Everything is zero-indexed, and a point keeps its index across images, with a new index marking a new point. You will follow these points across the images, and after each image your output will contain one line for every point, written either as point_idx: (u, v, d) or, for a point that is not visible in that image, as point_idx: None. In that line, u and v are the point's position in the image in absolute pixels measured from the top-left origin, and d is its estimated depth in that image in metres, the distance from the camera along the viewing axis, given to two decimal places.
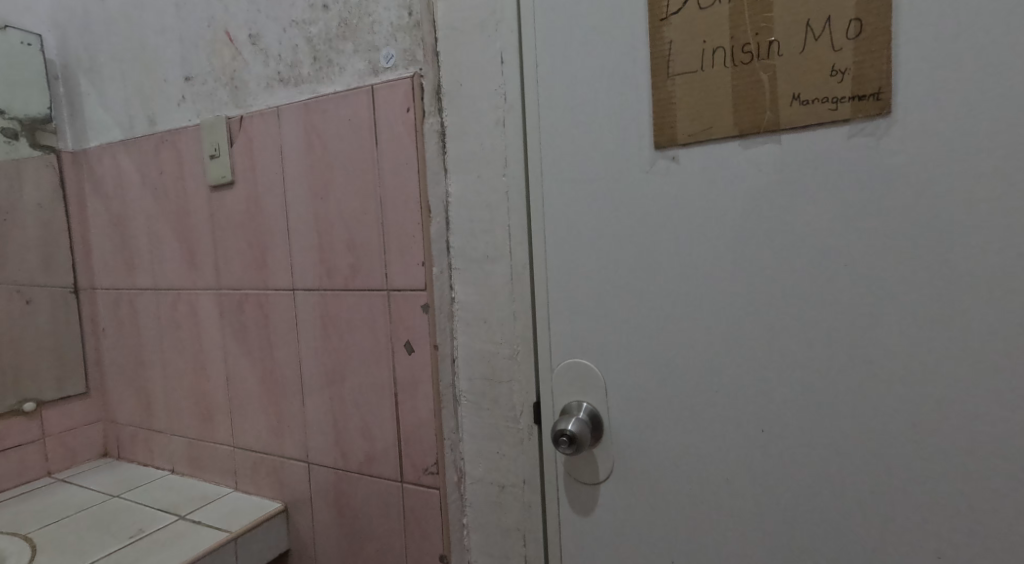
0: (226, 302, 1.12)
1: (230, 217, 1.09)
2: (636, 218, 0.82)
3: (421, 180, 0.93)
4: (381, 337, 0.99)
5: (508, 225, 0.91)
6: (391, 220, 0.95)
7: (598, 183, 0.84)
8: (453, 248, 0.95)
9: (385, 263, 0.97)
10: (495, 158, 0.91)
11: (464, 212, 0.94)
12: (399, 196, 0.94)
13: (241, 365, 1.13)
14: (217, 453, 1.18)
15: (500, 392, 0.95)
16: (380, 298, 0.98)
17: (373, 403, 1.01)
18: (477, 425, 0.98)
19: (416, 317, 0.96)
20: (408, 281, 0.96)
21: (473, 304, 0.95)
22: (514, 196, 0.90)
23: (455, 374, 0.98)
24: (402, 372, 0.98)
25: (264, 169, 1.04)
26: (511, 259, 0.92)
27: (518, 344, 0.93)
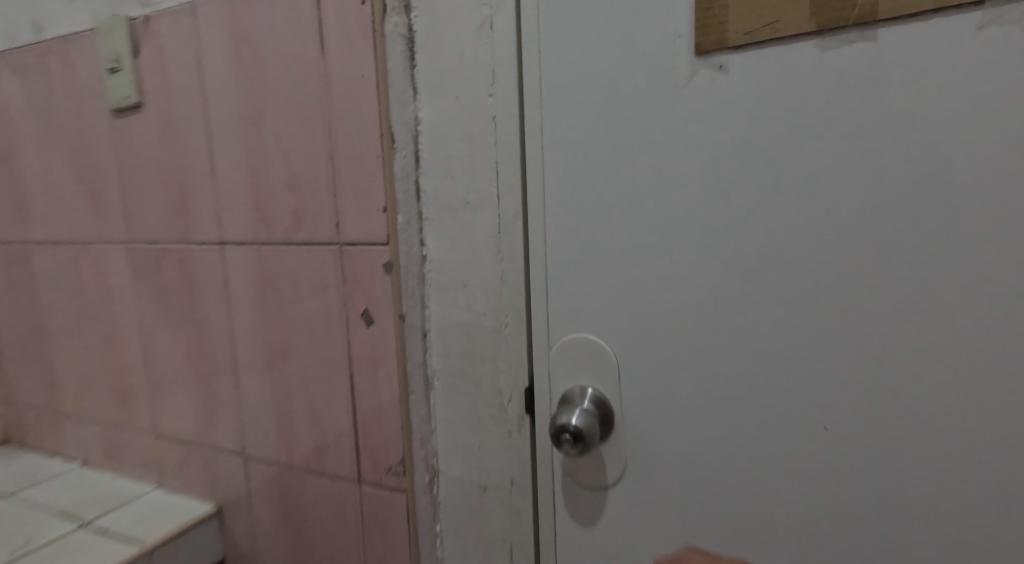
0: (138, 258, 0.90)
1: (140, 151, 0.86)
2: (664, 148, 0.62)
3: (382, 101, 0.71)
4: (333, 305, 0.78)
5: (495, 162, 0.71)
6: (343, 154, 0.73)
7: (616, 100, 0.63)
8: (423, 192, 0.75)
9: (337, 209, 0.75)
10: (478, 73, 0.70)
11: (437, 144, 0.73)
12: (353, 122, 0.72)
13: (159, 337, 0.92)
14: (136, 442, 0.98)
15: (482, 373, 0.77)
16: (330, 254, 0.76)
17: (323, 387, 0.80)
18: (453, 413, 0.79)
19: (376, 279, 0.75)
20: (363, 233, 0.74)
21: (448, 262, 0.76)
22: (504, 122, 0.70)
23: (427, 351, 0.78)
24: (359, 349, 0.78)
25: (179, 88, 0.81)
26: (499, 205, 0.72)
27: (506, 314, 0.74)
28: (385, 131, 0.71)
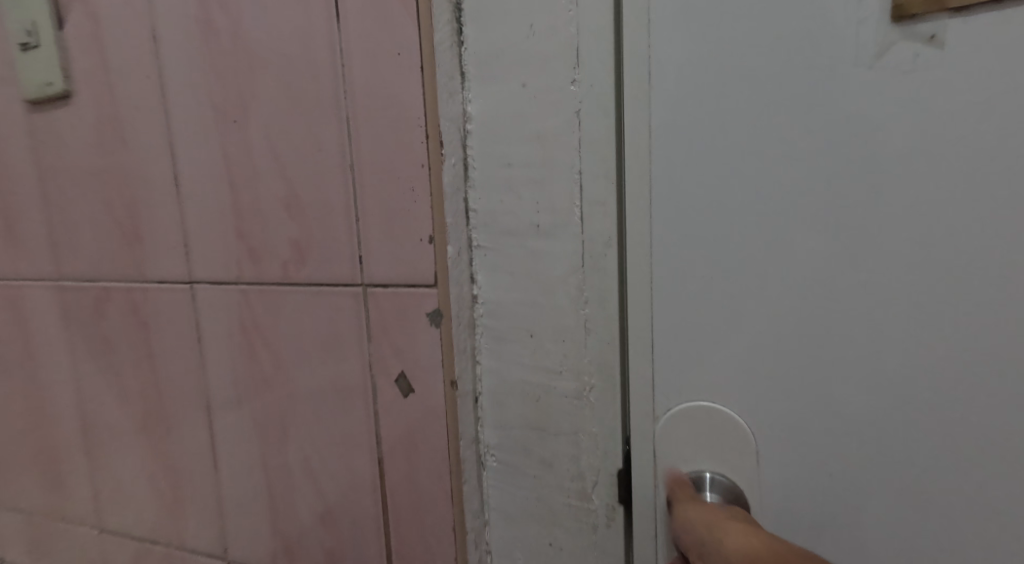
0: (72, 300, 0.67)
1: (71, 156, 0.63)
2: (842, 152, 0.44)
3: (429, 87, 0.49)
4: (353, 369, 0.57)
5: (577, 172, 0.52)
6: (366, 161, 0.52)
7: (767, 88, 0.45)
8: (472, 212, 0.57)
9: (360, 238, 0.53)
10: (554, 51, 0.51)
11: (492, 149, 0.55)
12: (382, 117, 0.50)
13: (103, 403, 0.69)
14: (74, 538, 0.75)
15: (556, 449, 0.58)
16: (350, 300, 0.55)
17: (340, 475, 0.59)
18: (512, 499, 0.61)
19: (417, 332, 0.54)
20: (398, 272, 0.53)
21: (506, 305, 0.57)
22: (591, 118, 0.51)
23: (479, 418, 0.61)
24: (391, 426, 0.56)
25: (123, 69, 0.59)
26: (583, 231, 0.53)
27: (591, 375, 0.56)
28: (433, 130, 0.50)
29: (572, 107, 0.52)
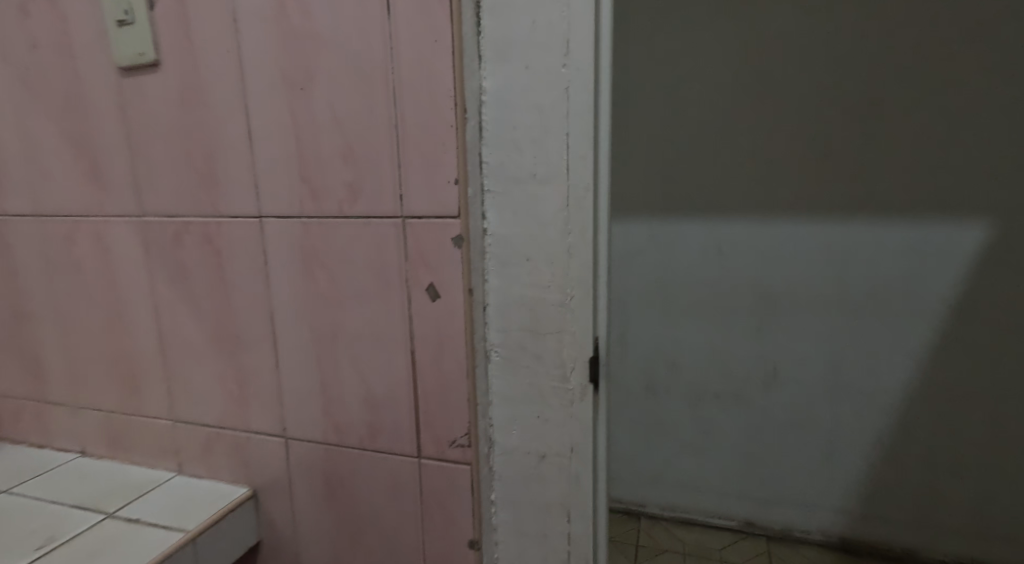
0: (154, 232, 0.83)
1: (156, 114, 0.78)
2: None
3: (457, 67, 0.66)
4: (393, 282, 0.74)
5: (566, 134, 0.71)
6: (409, 122, 0.69)
7: None
8: (485, 163, 0.75)
9: (401, 181, 0.71)
10: (550, 42, 0.69)
11: (502, 114, 0.73)
12: (422, 88, 0.67)
13: (177, 316, 0.85)
14: (148, 428, 0.91)
15: (544, 345, 0.78)
16: (391, 228, 0.72)
17: (380, 364, 0.78)
18: (510, 384, 0.81)
19: (444, 253, 0.72)
20: (431, 207, 0.70)
21: (511, 235, 0.76)
22: (578, 94, 0.70)
23: (485, 323, 0.80)
24: (422, 325, 0.75)
25: (206, 45, 0.74)
26: (569, 178, 0.72)
27: (572, 287, 0.75)
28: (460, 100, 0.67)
29: (558, 96, 0.70)
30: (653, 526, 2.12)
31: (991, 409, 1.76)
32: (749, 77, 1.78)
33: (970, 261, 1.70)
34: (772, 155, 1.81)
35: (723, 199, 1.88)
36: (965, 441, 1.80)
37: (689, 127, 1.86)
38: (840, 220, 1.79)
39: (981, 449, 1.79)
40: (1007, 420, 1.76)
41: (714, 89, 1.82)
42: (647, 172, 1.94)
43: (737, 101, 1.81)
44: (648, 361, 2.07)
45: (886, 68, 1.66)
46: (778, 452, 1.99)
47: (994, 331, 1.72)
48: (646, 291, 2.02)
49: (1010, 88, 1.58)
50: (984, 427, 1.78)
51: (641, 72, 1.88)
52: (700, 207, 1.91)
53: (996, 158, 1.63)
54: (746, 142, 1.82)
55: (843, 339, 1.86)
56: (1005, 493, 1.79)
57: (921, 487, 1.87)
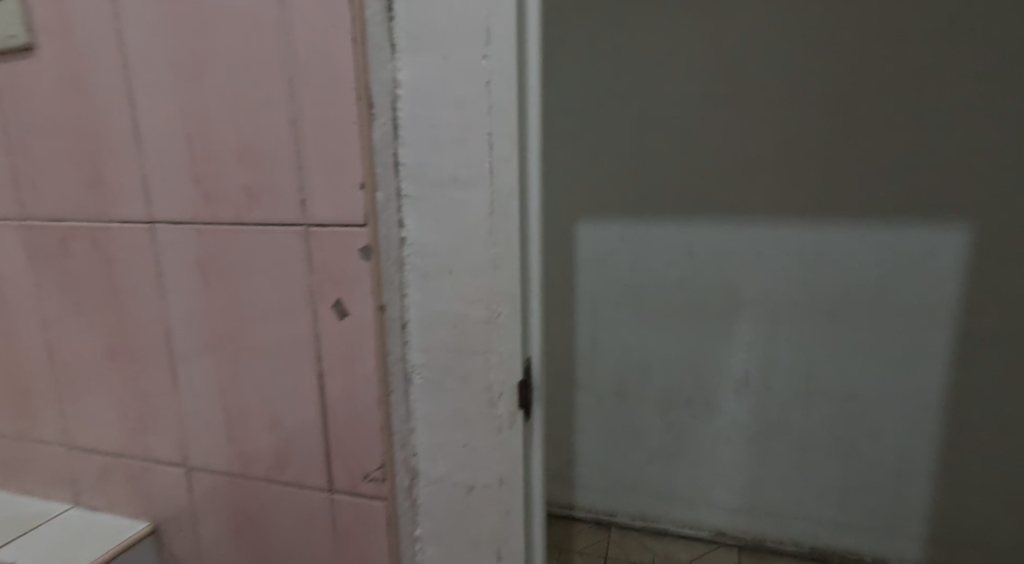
0: (39, 239, 0.74)
1: (36, 105, 0.70)
2: None
3: (360, 55, 0.58)
4: (297, 298, 0.66)
5: (488, 134, 0.63)
6: (308, 117, 0.60)
7: None
8: (401, 164, 0.67)
9: (302, 184, 0.62)
10: (468, 29, 0.61)
11: (420, 111, 0.65)
12: (321, 78, 0.59)
13: (68, 332, 0.77)
14: (44, 454, 0.83)
15: (470, 366, 0.71)
16: (293, 237, 0.64)
17: (287, 388, 0.69)
18: (435, 409, 0.73)
19: (352, 265, 0.64)
20: (335, 214, 0.62)
21: (432, 245, 0.68)
22: (501, 89, 0.62)
23: (406, 342, 0.71)
24: (331, 345, 0.67)
25: (85, 27, 0.66)
26: (492, 183, 0.64)
27: (499, 303, 0.68)
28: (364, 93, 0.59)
29: (479, 90, 0.62)
30: (623, 535, 2.05)
31: (968, 419, 1.70)
32: (720, 75, 1.71)
33: (946, 267, 1.64)
34: (744, 155, 1.73)
35: (693, 201, 1.81)
36: (940, 450, 1.75)
37: (659, 125, 1.79)
38: (814, 223, 1.72)
39: (957, 460, 1.73)
40: (984, 430, 1.70)
41: (684, 87, 1.75)
42: (616, 171, 1.86)
43: (707, 99, 1.73)
44: (618, 367, 2.00)
45: (859, 67, 1.59)
46: (750, 461, 1.93)
47: (970, 340, 1.66)
48: (616, 296, 1.95)
49: (988, 88, 1.51)
50: (960, 437, 1.72)
51: (610, 67, 1.80)
52: (671, 209, 1.83)
53: (971, 161, 1.56)
54: (717, 142, 1.75)
55: (816, 346, 1.80)
56: (981, 504, 1.74)
57: (895, 495, 1.82)
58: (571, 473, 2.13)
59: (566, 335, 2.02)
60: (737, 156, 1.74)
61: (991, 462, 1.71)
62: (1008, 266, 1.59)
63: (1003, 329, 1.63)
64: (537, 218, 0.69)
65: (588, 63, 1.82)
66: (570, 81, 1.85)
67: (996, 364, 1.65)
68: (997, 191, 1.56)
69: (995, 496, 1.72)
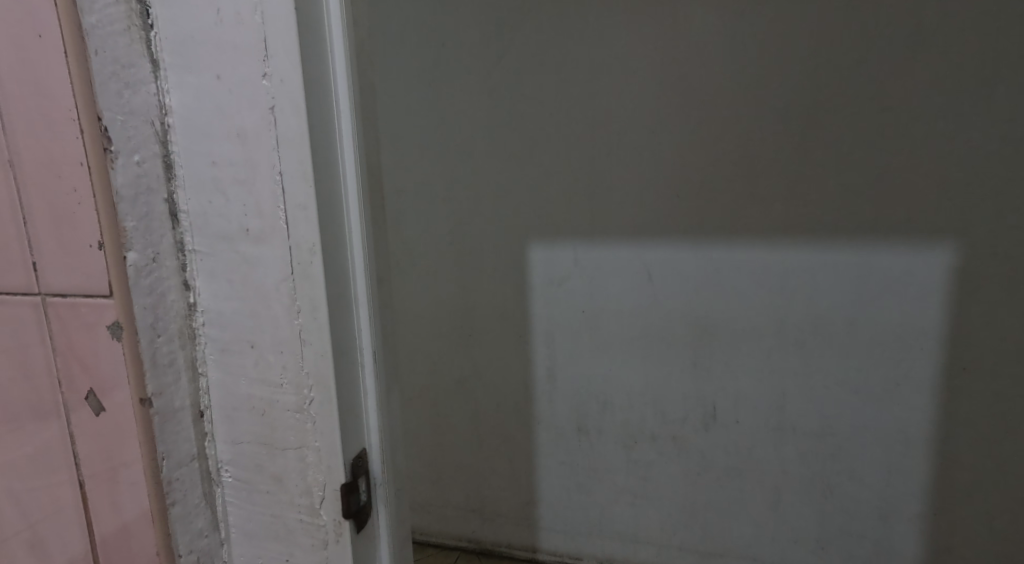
0: None
1: None
2: None
3: (76, 73, 0.46)
4: (44, 388, 0.54)
5: (277, 173, 0.49)
6: (26, 157, 0.49)
7: None
8: (182, 212, 0.52)
9: (31, 243, 0.50)
10: (242, 38, 0.47)
11: (196, 143, 0.50)
12: (35, 112, 0.48)
13: None
14: None
15: (284, 465, 0.55)
16: (31, 309, 0.52)
17: (43, 499, 0.57)
18: (250, 518, 0.57)
19: (99, 345, 0.51)
20: (72, 281, 0.50)
21: (228, 314, 0.53)
22: (289, 117, 0.48)
23: (209, 433, 0.56)
24: (87, 448, 0.54)
25: None
26: (289, 235, 0.50)
27: (309, 387, 0.53)
28: (88, 124, 0.47)
29: (265, 117, 0.48)
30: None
31: (961, 461, 1.36)
32: (657, 60, 1.36)
33: (941, 290, 1.30)
34: (702, 162, 1.38)
35: (656, 204, 1.43)
36: (931, 492, 1.40)
37: (588, 122, 1.43)
38: (789, 244, 1.37)
39: (949, 506, 1.39)
40: (982, 473, 1.36)
41: (632, 69, 1.38)
42: (537, 174, 1.49)
43: (652, 90, 1.38)
44: (576, 398, 1.59)
45: (821, 58, 1.27)
46: (722, 515, 1.55)
47: (956, 372, 1.33)
48: (572, 329, 1.55)
49: (965, 82, 1.21)
50: (957, 481, 1.37)
51: (530, 50, 1.44)
52: (607, 216, 1.47)
53: (955, 171, 1.25)
54: (670, 147, 1.39)
55: (786, 381, 1.44)
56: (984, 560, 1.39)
57: (883, 545, 1.46)
58: (508, 528, 1.74)
59: (520, 371, 1.62)
60: (698, 157, 1.38)
61: (997, 511, 1.36)
62: (1004, 281, 1.27)
63: (1012, 345, 1.29)
64: (360, 276, 0.54)
65: (504, 49, 1.45)
66: (480, 62, 1.47)
67: (989, 396, 1.32)
68: (991, 204, 1.24)
69: (1001, 551, 1.37)
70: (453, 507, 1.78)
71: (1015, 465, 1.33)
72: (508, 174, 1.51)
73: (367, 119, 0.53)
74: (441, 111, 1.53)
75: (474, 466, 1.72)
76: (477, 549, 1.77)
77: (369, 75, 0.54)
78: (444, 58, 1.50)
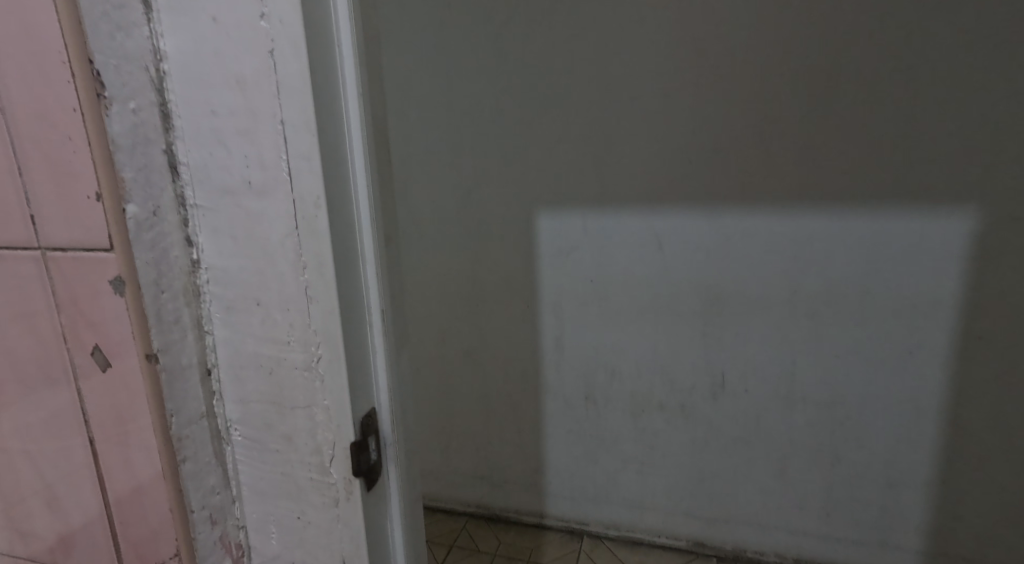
0: None
1: None
2: None
3: (65, 16, 0.45)
4: (50, 346, 0.53)
5: (279, 122, 0.47)
6: (20, 106, 0.48)
7: None
8: (182, 164, 0.50)
9: (28, 196, 0.49)
10: None
11: (193, 92, 0.48)
12: (26, 57, 0.46)
13: None
14: None
15: (293, 423, 0.54)
16: (32, 263, 0.51)
17: (55, 457, 0.57)
18: (261, 476, 0.57)
19: (102, 299, 0.50)
20: (72, 235, 0.49)
21: (232, 270, 0.52)
22: (289, 62, 0.46)
23: (217, 391, 0.55)
24: (95, 406, 0.54)
25: None
26: (293, 188, 0.48)
27: (317, 344, 0.52)
28: (81, 69, 0.45)
29: (264, 62, 0.46)
30: (596, 549, 1.65)
31: (971, 429, 1.36)
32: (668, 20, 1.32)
33: (956, 256, 1.28)
34: (714, 125, 1.35)
35: (667, 169, 1.40)
36: (940, 458, 1.39)
37: (597, 85, 1.40)
38: (801, 209, 1.34)
39: (957, 473, 1.39)
40: (991, 441, 1.35)
41: (644, 30, 1.34)
42: (544, 139, 1.47)
43: (663, 50, 1.34)
44: (585, 366, 1.59)
45: (837, 14, 1.23)
46: (730, 480, 1.55)
47: (969, 340, 1.31)
48: (580, 296, 1.54)
49: (988, 40, 1.17)
50: (966, 449, 1.37)
51: (538, 11, 1.40)
52: (616, 182, 1.44)
53: (974, 134, 1.21)
54: (682, 110, 1.36)
55: (797, 347, 1.43)
56: (990, 527, 1.39)
57: (890, 510, 1.46)
58: (516, 495, 1.75)
59: (528, 339, 1.61)
60: (710, 120, 1.35)
61: (1005, 479, 1.36)
62: (1021, 247, 1.24)
63: None
64: (367, 232, 0.52)
65: (511, 10, 1.41)
66: (486, 24, 1.44)
67: (1002, 362, 1.31)
68: (1011, 168, 1.21)
69: (1009, 517, 1.37)
70: (461, 474, 1.78)
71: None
72: (516, 139, 1.49)
73: (371, 69, 0.51)
74: (447, 75, 1.50)
75: (482, 434, 1.73)
76: (486, 514, 1.79)
77: (372, 21, 0.52)
78: (450, 20, 1.46)
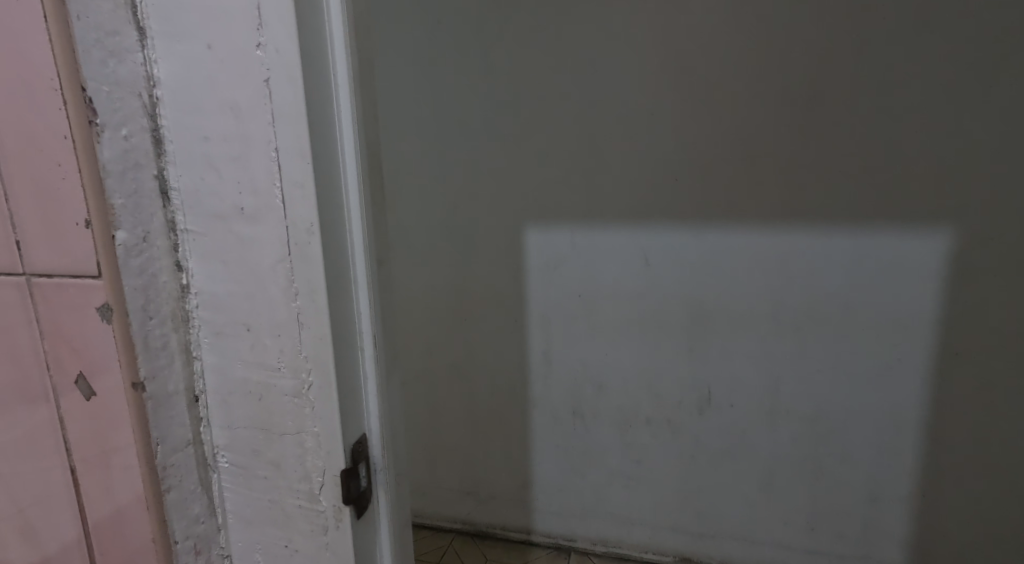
0: None
1: None
2: None
3: (57, 41, 0.44)
4: (31, 372, 0.52)
5: (273, 149, 0.47)
6: (6, 129, 0.47)
7: None
8: (172, 190, 0.50)
9: (14, 222, 0.49)
10: (233, 7, 0.45)
11: (186, 118, 0.48)
12: (16, 80, 0.46)
13: None
14: None
15: (282, 449, 0.54)
16: (16, 289, 0.50)
17: (32, 485, 0.56)
18: (248, 503, 0.56)
19: (89, 327, 0.49)
20: (58, 261, 0.48)
21: (222, 296, 0.51)
22: (284, 91, 0.46)
23: (204, 418, 0.54)
24: (77, 432, 0.53)
25: None
26: (286, 215, 0.48)
27: (308, 372, 0.51)
28: (72, 96, 0.45)
29: (258, 91, 0.46)
30: None
31: (951, 445, 1.37)
32: (656, 39, 1.33)
33: (939, 274, 1.29)
34: (702, 143, 1.36)
35: (655, 186, 1.41)
36: (921, 475, 1.40)
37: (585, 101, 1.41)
38: (788, 228, 1.35)
39: (940, 489, 1.40)
40: (971, 457, 1.36)
41: (634, 47, 1.35)
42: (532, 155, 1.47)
43: (653, 69, 1.35)
44: (572, 382, 1.58)
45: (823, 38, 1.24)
46: (717, 496, 1.55)
47: (950, 357, 1.33)
48: (568, 311, 1.54)
49: (967, 65, 1.19)
50: (946, 464, 1.38)
51: (529, 28, 1.40)
52: (603, 199, 1.45)
53: (955, 155, 1.23)
54: (670, 127, 1.37)
55: (782, 364, 1.43)
56: (971, 542, 1.40)
57: (874, 526, 1.46)
58: (503, 510, 1.74)
59: (516, 354, 1.60)
60: (697, 138, 1.36)
61: (985, 493, 1.37)
62: (1000, 266, 1.26)
63: (1005, 329, 1.29)
64: (360, 256, 0.52)
65: (501, 26, 1.42)
66: (477, 40, 1.44)
67: (980, 380, 1.32)
68: (989, 189, 1.23)
69: (989, 531, 1.39)
70: (448, 489, 1.77)
71: (1007, 450, 1.34)
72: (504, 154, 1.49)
73: (365, 92, 0.51)
74: (436, 90, 1.50)
75: (470, 448, 1.72)
76: (472, 531, 1.77)
77: (367, 48, 0.52)
78: (439, 35, 1.46)
